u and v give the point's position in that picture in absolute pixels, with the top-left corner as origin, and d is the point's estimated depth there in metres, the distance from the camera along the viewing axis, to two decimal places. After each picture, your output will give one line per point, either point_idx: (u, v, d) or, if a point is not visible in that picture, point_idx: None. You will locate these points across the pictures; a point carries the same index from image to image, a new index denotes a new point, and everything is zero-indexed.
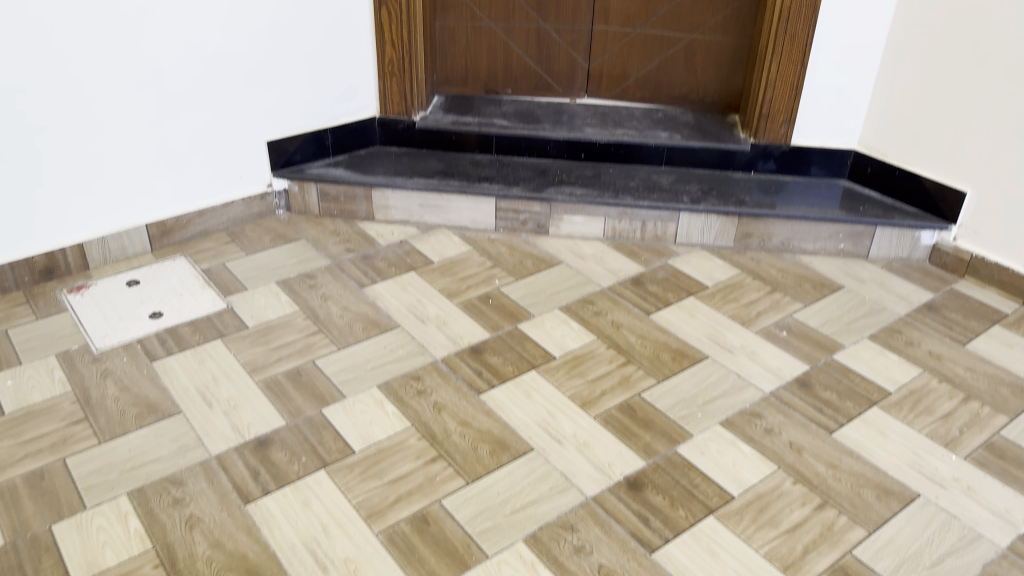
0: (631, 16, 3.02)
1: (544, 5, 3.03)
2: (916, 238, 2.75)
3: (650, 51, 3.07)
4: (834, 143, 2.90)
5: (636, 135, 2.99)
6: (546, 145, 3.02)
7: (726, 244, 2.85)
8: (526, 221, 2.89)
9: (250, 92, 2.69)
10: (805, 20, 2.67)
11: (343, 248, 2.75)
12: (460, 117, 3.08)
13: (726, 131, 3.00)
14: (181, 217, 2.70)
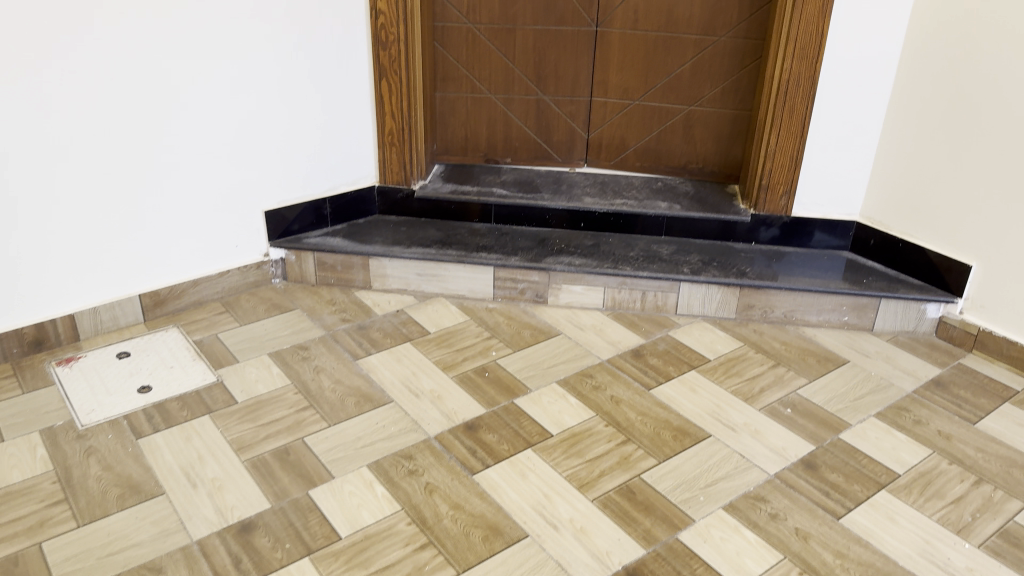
0: (630, 88, 3.06)
1: (544, 78, 3.08)
2: (922, 310, 2.70)
3: (649, 122, 3.10)
4: (836, 215, 2.88)
5: (635, 205, 2.98)
6: (545, 215, 3.01)
7: (727, 315, 2.80)
8: (525, 290, 2.86)
9: (248, 162, 2.70)
10: (802, 93, 2.68)
11: (338, 318, 2.72)
12: (459, 186, 3.08)
13: (726, 201, 2.99)
14: (176, 286, 2.69)
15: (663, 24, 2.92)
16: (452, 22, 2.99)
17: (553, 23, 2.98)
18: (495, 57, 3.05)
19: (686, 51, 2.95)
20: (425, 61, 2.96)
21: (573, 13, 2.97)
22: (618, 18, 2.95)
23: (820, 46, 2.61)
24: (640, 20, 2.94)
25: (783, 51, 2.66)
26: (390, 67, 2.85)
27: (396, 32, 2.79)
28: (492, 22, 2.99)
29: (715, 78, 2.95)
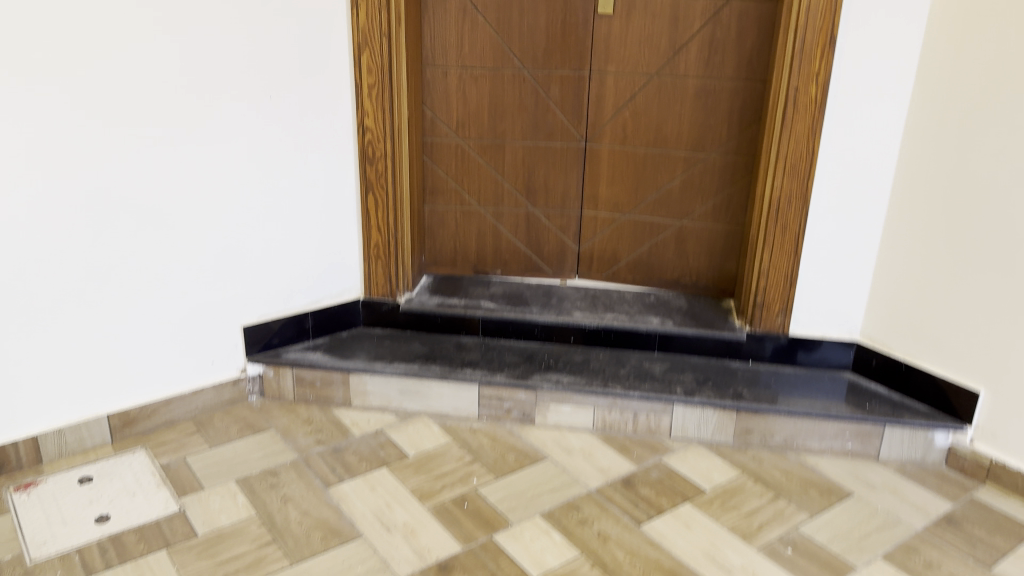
0: (619, 202, 3.05)
1: (534, 191, 3.09)
2: (929, 438, 2.55)
3: (640, 236, 3.07)
4: (835, 334, 2.77)
5: (626, 320, 2.89)
6: (533, 329, 2.91)
7: (724, 440, 2.64)
8: (511, 410, 2.71)
9: (228, 277, 2.67)
10: (795, 211, 2.62)
11: (313, 439, 2.61)
12: (447, 299, 3.02)
13: (721, 317, 2.90)
14: (147, 406, 2.61)
15: (651, 140, 2.93)
16: (441, 137, 3.02)
17: (543, 139, 3.01)
18: (483, 171, 3.06)
19: (675, 166, 2.94)
20: (412, 173, 2.95)
21: (561, 129, 2.99)
22: (606, 134, 2.97)
23: (810, 165, 2.57)
24: (628, 136, 2.95)
25: (775, 168, 2.60)
26: (377, 181, 2.84)
27: (382, 148, 2.80)
28: (481, 137, 3.01)
29: (706, 193, 2.93)
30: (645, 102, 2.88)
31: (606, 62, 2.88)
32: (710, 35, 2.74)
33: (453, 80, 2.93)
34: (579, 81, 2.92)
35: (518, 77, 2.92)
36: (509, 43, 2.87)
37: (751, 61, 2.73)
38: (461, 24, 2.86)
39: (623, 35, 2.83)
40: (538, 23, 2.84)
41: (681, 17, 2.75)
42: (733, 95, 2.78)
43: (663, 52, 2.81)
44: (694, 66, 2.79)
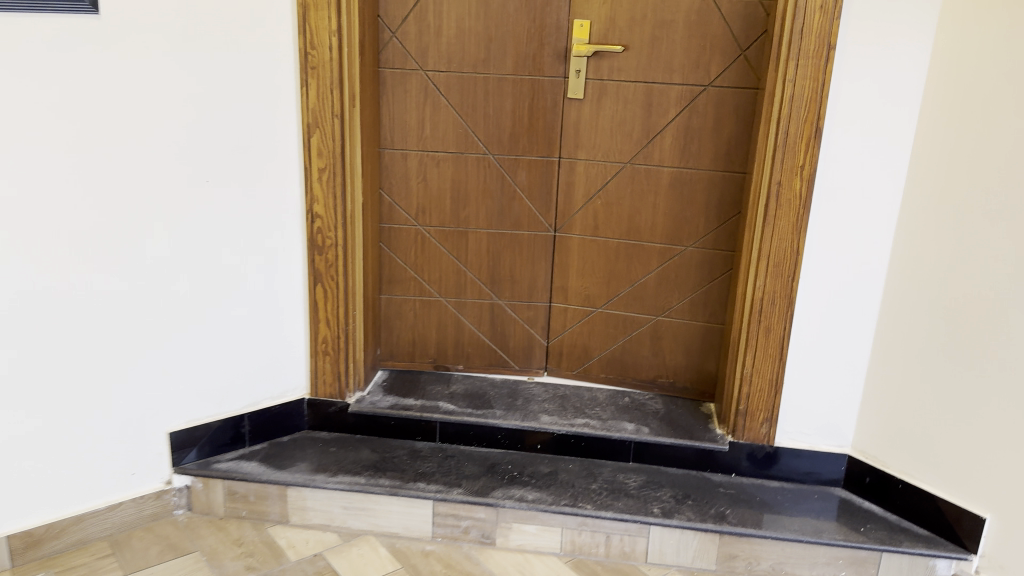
0: (591, 295, 2.84)
1: (499, 282, 2.87)
2: (931, 567, 2.28)
3: (613, 332, 2.85)
4: (824, 445, 2.54)
5: (597, 425, 2.64)
6: (495, 434, 2.64)
7: (707, 566, 2.36)
8: (469, 529, 2.42)
9: (154, 378, 2.40)
10: (779, 313, 2.43)
11: (242, 565, 2.30)
12: (401, 399, 2.75)
13: (701, 423, 2.67)
14: (55, 524, 2.28)
15: (624, 231, 2.74)
16: (400, 223, 2.80)
17: (509, 227, 2.81)
18: (445, 260, 2.85)
19: (650, 258, 2.74)
20: (366, 262, 2.72)
21: (528, 217, 2.80)
22: (577, 224, 2.79)
23: (797, 262, 2.37)
24: (600, 225, 2.76)
25: (757, 267, 2.41)
26: (326, 271, 2.60)
27: (333, 235, 2.56)
28: (442, 224, 2.81)
29: (682, 288, 2.73)
30: (618, 191, 2.71)
31: (577, 148, 2.71)
32: (686, 123, 2.58)
33: (413, 165, 2.74)
34: (548, 168, 2.74)
35: (482, 162, 2.74)
36: (474, 127, 2.70)
37: (730, 150, 2.56)
38: (422, 106, 2.68)
39: (594, 120, 2.66)
40: (503, 107, 2.68)
41: (654, 104, 2.59)
42: (710, 185, 2.61)
43: (636, 139, 2.64)
44: (669, 155, 2.62)
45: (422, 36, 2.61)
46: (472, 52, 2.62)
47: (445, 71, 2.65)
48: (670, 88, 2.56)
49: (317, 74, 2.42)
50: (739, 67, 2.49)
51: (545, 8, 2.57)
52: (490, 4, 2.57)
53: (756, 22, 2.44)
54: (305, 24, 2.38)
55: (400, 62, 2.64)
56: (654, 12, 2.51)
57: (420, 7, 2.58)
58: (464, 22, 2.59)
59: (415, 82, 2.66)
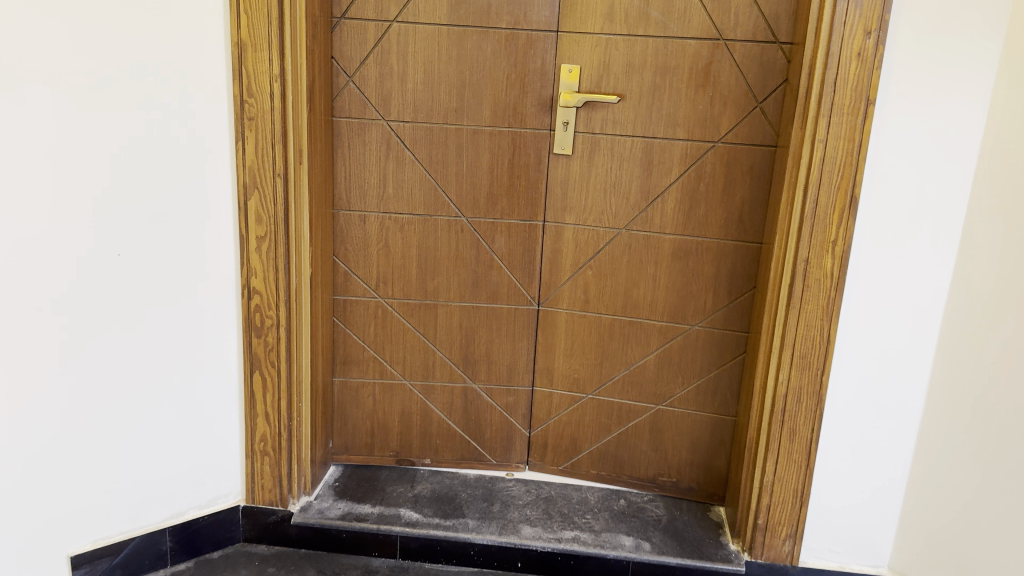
0: (581, 379, 2.44)
1: (473, 363, 2.45)
2: None
3: (606, 422, 2.45)
4: (856, 566, 2.14)
5: (589, 539, 2.22)
6: (467, 550, 2.22)
7: None
8: None
9: (52, 494, 1.93)
10: (805, 411, 2.05)
11: None
12: (355, 506, 2.32)
13: (711, 536, 2.26)
14: None
15: (620, 306, 2.35)
16: (356, 295, 2.39)
17: (485, 301, 2.41)
18: (409, 338, 2.43)
19: (649, 338, 2.35)
20: (315, 343, 2.30)
21: (507, 288, 2.40)
22: (564, 297, 2.39)
23: (829, 353, 2.00)
24: (591, 298, 2.37)
25: (780, 357, 2.04)
26: (265, 357, 2.18)
27: (274, 315, 2.15)
28: (406, 296, 2.40)
29: (687, 374, 2.34)
30: (611, 260, 2.33)
31: (565, 210, 2.33)
32: (692, 184, 2.21)
33: (373, 229, 2.34)
34: (531, 233, 2.36)
35: (453, 225, 2.35)
36: (444, 185, 2.32)
37: (743, 217, 2.20)
38: (384, 162, 2.29)
39: (583, 179, 2.29)
40: (479, 162, 2.30)
41: (655, 161, 2.23)
42: (719, 255, 2.24)
43: (633, 201, 2.27)
44: (672, 220, 2.25)
45: (383, 82, 2.23)
46: (443, 100, 2.25)
47: (410, 121, 2.27)
48: (673, 144, 2.20)
49: (255, 126, 2.02)
50: (754, 122, 2.14)
51: (528, 51, 2.21)
52: (464, 46, 2.20)
53: (774, 71, 2.09)
54: (242, 66, 1.98)
55: (358, 111, 2.26)
56: (655, 57, 2.16)
57: (381, 48, 2.21)
58: (433, 65, 2.22)
59: (376, 133, 2.27)
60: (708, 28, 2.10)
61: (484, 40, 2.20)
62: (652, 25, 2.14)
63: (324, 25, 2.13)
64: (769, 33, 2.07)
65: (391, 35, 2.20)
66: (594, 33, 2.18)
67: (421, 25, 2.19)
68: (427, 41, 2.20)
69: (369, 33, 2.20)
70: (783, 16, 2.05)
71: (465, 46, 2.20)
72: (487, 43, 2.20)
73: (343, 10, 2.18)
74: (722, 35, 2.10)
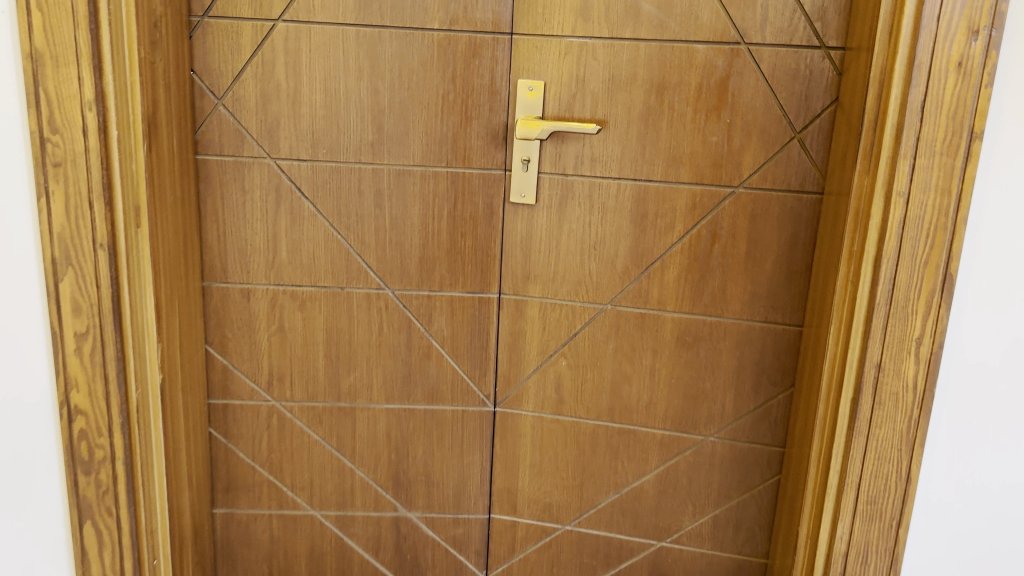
0: (554, 506, 1.79)
1: (407, 485, 1.80)
2: None
3: (590, 562, 1.80)
4: None
5: None
6: None
7: None
8: None
9: None
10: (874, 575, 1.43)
11: None
12: None
13: None
14: None
15: (606, 408, 1.71)
16: (240, 399, 1.75)
17: (422, 403, 1.75)
18: (316, 454, 1.77)
19: (647, 452, 1.71)
20: (176, 471, 1.64)
21: (450, 384, 1.75)
22: (529, 395, 1.74)
23: (910, 497, 1.39)
24: (566, 398, 1.73)
25: (838, 501, 1.41)
26: (98, 500, 1.53)
27: (107, 445, 1.50)
28: (310, 399, 1.74)
29: (701, 501, 1.71)
30: (593, 348, 1.69)
31: (528, 279, 1.69)
32: (704, 245, 1.59)
33: (260, 308, 1.69)
34: (482, 310, 1.71)
35: (374, 301, 1.70)
36: (358, 246, 1.67)
37: (775, 289, 1.58)
38: (272, 216, 1.64)
39: (552, 237, 1.66)
40: (408, 215, 1.66)
41: (650, 213, 1.60)
42: (742, 342, 1.62)
43: (621, 267, 1.64)
44: (677, 293, 1.63)
45: (267, 105, 1.59)
46: (353, 130, 1.60)
47: (308, 159, 1.62)
48: (677, 189, 1.58)
49: (62, 174, 1.37)
50: (791, 159, 1.52)
51: (470, 61, 1.57)
52: (380, 54, 1.57)
53: (818, 87, 1.48)
54: (37, 86, 1.33)
55: (233, 146, 1.61)
56: (649, 68, 1.53)
57: (263, 58, 1.57)
58: (336, 81, 1.58)
59: (259, 177, 1.62)
60: (724, 27, 1.49)
61: (408, 45, 1.56)
62: (645, 24, 1.51)
63: (174, 25, 1.50)
64: (810, 34, 1.46)
65: (276, 39, 1.56)
66: (563, 35, 1.54)
67: (318, 25, 1.55)
68: (328, 48, 1.56)
69: (244, 36, 1.56)
70: (831, 10, 1.44)
71: (382, 54, 1.57)
72: (413, 51, 1.57)
73: (206, 5, 1.55)
74: (744, 36, 1.48)
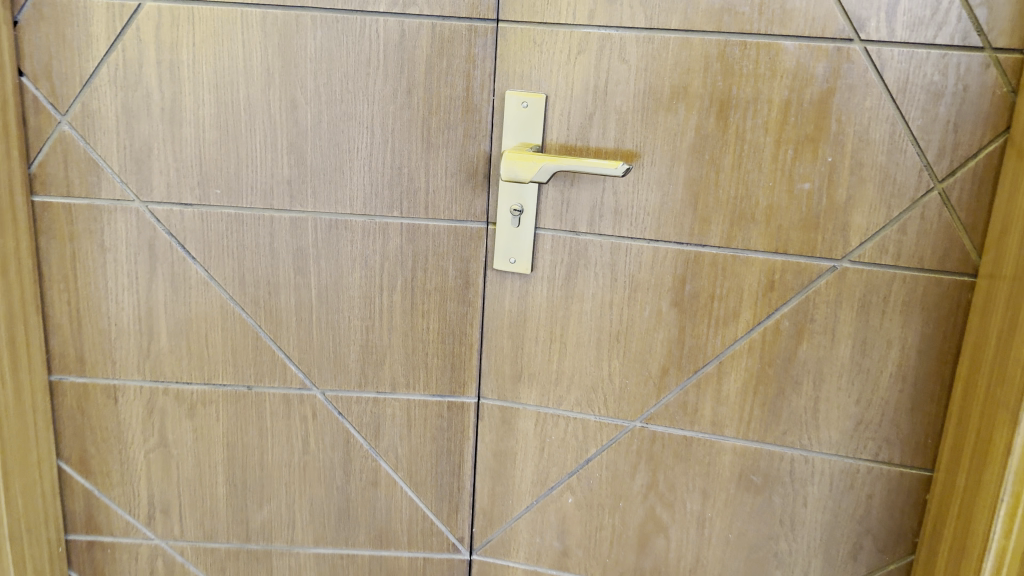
0: None
1: None
2: None
3: None
4: None
5: None
6: None
7: None
8: None
9: None
10: None
11: None
12: None
13: None
14: None
15: (630, 567, 1.18)
16: (111, 535, 1.25)
17: (366, 548, 1.24)
18: None
19: None
20: None
21: (406, 522, 1.23)
22: (519, 542, 1.22)
23: None
24: (573, 549, 1.20)
25: None
26: None
27: None
28: (209, 539, 1.24)
29: None
30: (613, 482, 1.16)
31: (519, 380, 1.16)
32: (784, 344, 1.06)
33: (134, 413, 1.19)
34: (453, 422, 1.19)
35: (295, 406, 1.18)
36: (271, 330, 1.15)
37: (891, 415, 1.06)
38: (147, 286, 1.13)
39: (555, 322, 1.12)
40: (343, 287, 1.13)
41: (703, 294, 1.06)
42: (838, 490, 1.10)
43: (656, 371, 1.10)
44: (740, 412, 1.09)
45: (133, 124, 1.07)
46: (260, 163, 1.08)
47: (196, 204, 1.10)
48: (746, 259, 1.04)
49: None
50: (926, 222, 0.98)
51: (434, 62, 1.04)
52: (298, 50, 1.04)
53: (975, 110, 0.94)
54: None
55: (86, 183, 1.09)
56: (707, 77, 0.99)
57: (125, 53, 1.05)
58: (234, 90, 1.05)
59: (125, 229, 1.11)
60: (829, 14, 0.95)
61: (339, 37, 1.03)
62: (702, 7, 0.97)
63: None
64: (967, 27, 0.92)
65: (143, 25, 1.04)
66: (574, 23, 1.01)
67: (205, 4, 1.03)
68: (221, 39, 1.04)
69: (95, 21, 1.04)
70: None
71: (301, 50, 1.04)
72: (348, 44, 1.03)
73: None
74: (858, 30, 0.94)
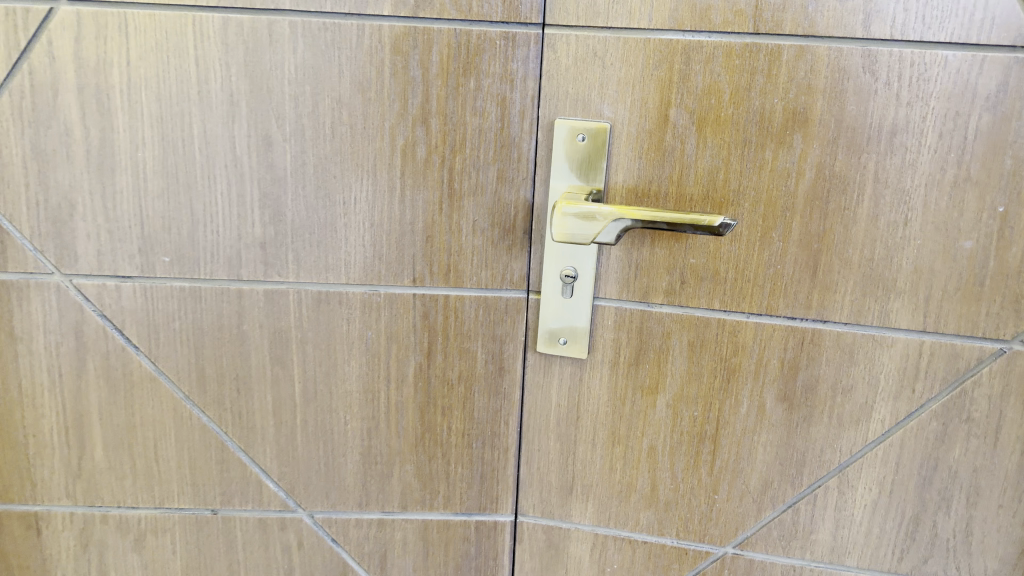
0: None
1: None
2: None
3: None
4: None
5: None
6: None
7: None
8: None
9: None
10: None
11: None
12: None
13: None
14: None
15: None
16: None
17: None
18: None
19: None
20: None
21: None
22: None
23: None
24: None
25: None
26: None
27: None
28: None
29: None
30: None
31: (570, 494, 0.89)
32: (928, 449, 0.80)
33: (64, 547, 0.90)
34: (483, 546, 0.92)
35: (276, 534, 0.90)
36: (242, 438, 0.87)
37: None
38: (76, 385, 0.85)
39: (618, 421, 0.85)
40: (337, 381, 0.85)
41: (821, 384, 0.80)
42: None
43: (756, 483, 0.84)
44: (866, 533, 0.84)
45: (48, 171, 0.79)
46: (223, 220, 0.80)
47: (138, 275, 0.82)
48: (882, 340, 0.77)
49: None
50: None
51: (457, 82, 0.77)
52: (272, 69, 0.76)
53: None
54: None
55: None
56: (835, 99, 0.72)
57: (33, 76, 0.76)
58: (185, 123, 0.78)
59: (41, 310, 0.82)
60: (1010, 13, 0.68)
61: (328, 50, 0.76)
62: (831, 5, 0.70)
63: None
64: None
65: (57, 37, 0.76)
66: (649, 28, 0.74)
67: (142, 8, 0.75)
68: (166, 55, 0.76)
69: None
70: None
71: (276, 68, 0.76)
72: (340, 60, 0.76)
73: None
74: None
